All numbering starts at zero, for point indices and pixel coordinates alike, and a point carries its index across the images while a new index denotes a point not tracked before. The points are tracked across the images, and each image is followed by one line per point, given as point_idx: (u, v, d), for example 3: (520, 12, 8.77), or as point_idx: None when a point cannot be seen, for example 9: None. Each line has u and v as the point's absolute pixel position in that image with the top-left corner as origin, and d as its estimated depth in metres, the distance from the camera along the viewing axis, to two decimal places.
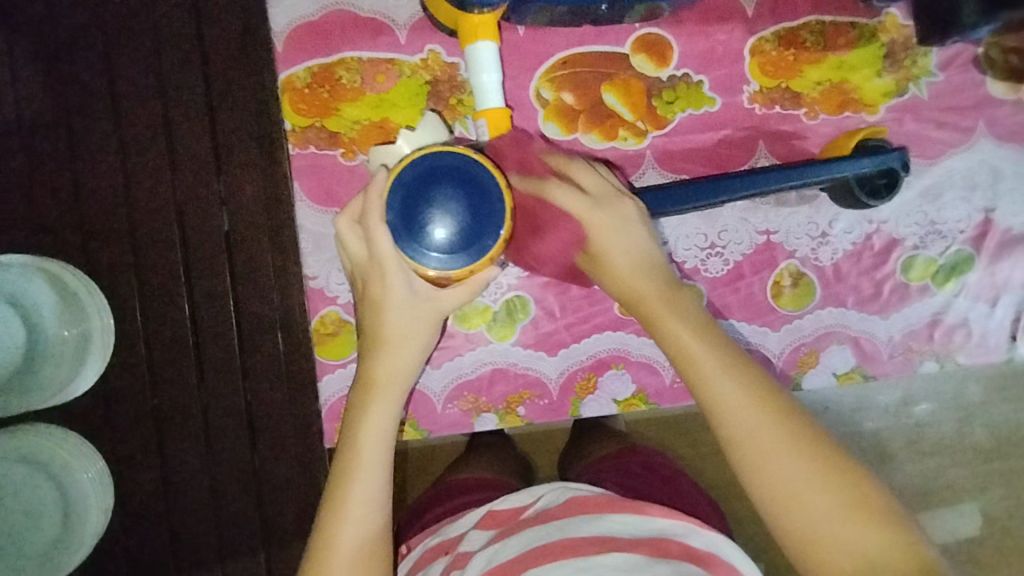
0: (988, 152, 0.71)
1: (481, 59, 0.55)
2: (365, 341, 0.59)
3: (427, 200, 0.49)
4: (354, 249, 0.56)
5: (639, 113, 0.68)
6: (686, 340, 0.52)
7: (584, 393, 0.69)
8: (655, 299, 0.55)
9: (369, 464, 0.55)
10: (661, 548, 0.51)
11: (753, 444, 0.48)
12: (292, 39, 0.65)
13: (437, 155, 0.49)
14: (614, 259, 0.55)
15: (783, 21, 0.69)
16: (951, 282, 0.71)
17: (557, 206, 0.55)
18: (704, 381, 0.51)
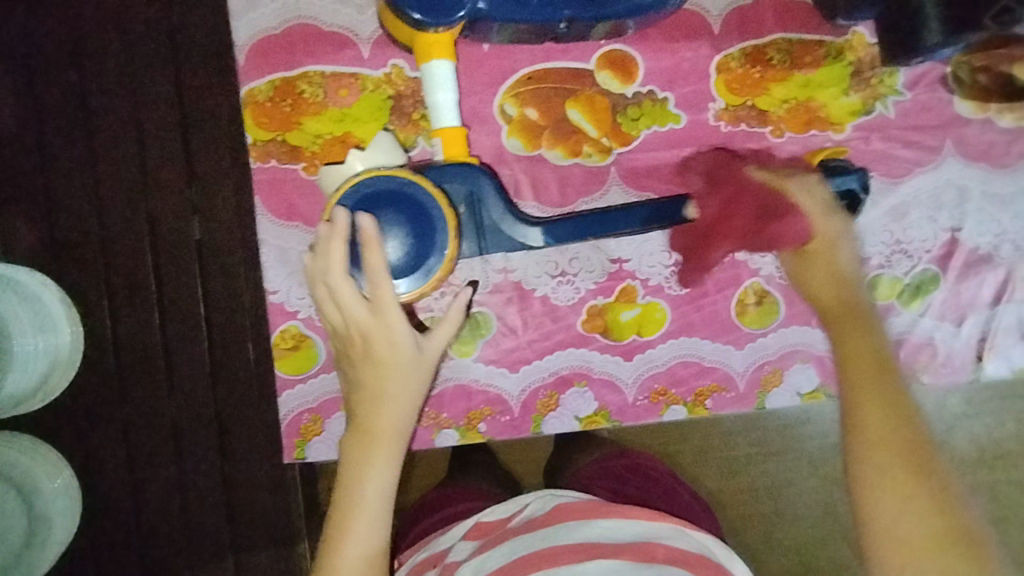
0: (955, 172, 0.71)
1: (436, 78, 0.55)
2: (360, 396, 0.57)
3: (370, 226, 0.54)
4: (342, 303, 0.54)
5: (603, 130, 0.68)
6: (861, 345, 0.58)
7: (547, 410, 0.68)
8: (850, 306, 0.61)
9: (369, 516, 0.55)
10: (647, 554, 0.54)
11: (873, 435, 0.52)
12: (255, 53, 0.65)
13: (375, 182, 0.54)
14: (827, 257, 0.62)
15: (749, 38, 0.68)
16: (916, 301, 0.71)
17: (790, 204, 0.61)
18: (858, 381, 0.55)
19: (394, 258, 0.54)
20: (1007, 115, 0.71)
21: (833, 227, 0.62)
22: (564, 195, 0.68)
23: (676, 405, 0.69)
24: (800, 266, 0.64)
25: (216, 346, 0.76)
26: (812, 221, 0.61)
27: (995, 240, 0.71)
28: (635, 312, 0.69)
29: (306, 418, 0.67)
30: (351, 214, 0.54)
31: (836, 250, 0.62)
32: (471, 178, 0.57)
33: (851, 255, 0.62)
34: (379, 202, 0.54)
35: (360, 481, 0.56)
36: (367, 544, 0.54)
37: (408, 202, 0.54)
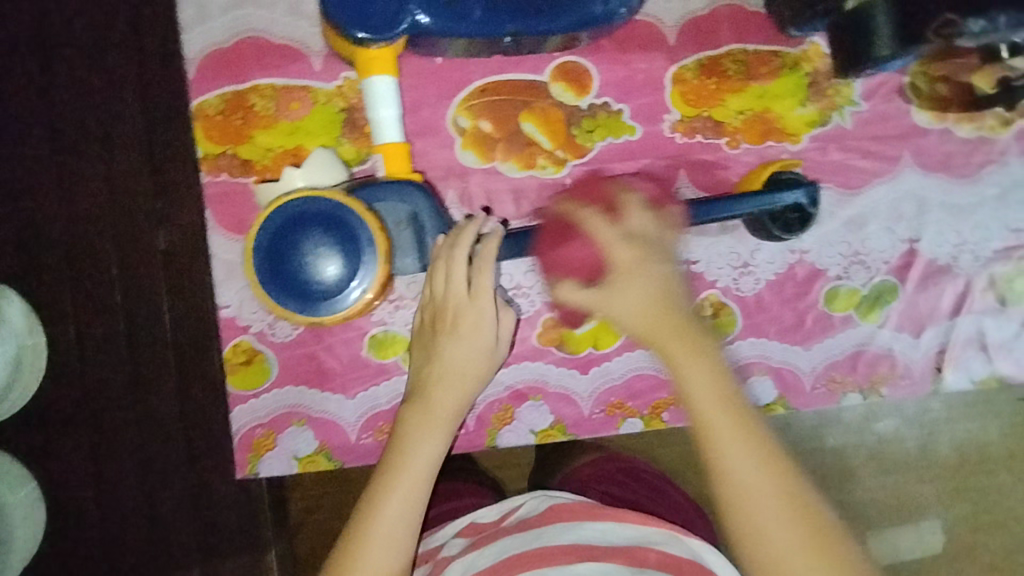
0: (914, 182, 0.70)
1: (379, 96, 0.56)
2: (436, 371, 0.59)
3: (301, 246, 0.54)
4: (446, 280, 0.58)
5: (558, 142, 0.67)
6: (701, 394, 0.51)
7: (501, 424, 0.68)
8: (675, 338, 0.53)
9: (413, 482, 0.55)
10: (638, 558, 0.53)
11: (745, 492, 0.48)
12: (205, 66, 0.65)
13: (297, 202, 0.54)
14: (639, 292, 0.55)
15: (704, 49, 0.68)
16: (874, 313, 0.71)
17: (596, 237, 0.58)
18: (717, 445, 0.50)
19: (336, 271, 0.55)
20: (966, 125, 0.70)
21: (625, 256, 0.56)
22: (518, 208, 0.67)
23: (632, 418, 0.69)
24: (603, 299, 0.56)
25: (183, 361, 0.75)
26: (609, 252, 0.57)
27: (955, 250, 0.71)
28: (590, 325, 0.69)
29: (259, 433, 0.67)
30: (277, 233, 0.55)
31: (644, 276, 0.55)
32: (407, 196, 0.58)
33: (658, 276, 0.55)
34: (306, 221, 0.54)
35: (416, 440, 0.57)
36: (405, 509, 0.54)
37: (333, 219, 0.54)
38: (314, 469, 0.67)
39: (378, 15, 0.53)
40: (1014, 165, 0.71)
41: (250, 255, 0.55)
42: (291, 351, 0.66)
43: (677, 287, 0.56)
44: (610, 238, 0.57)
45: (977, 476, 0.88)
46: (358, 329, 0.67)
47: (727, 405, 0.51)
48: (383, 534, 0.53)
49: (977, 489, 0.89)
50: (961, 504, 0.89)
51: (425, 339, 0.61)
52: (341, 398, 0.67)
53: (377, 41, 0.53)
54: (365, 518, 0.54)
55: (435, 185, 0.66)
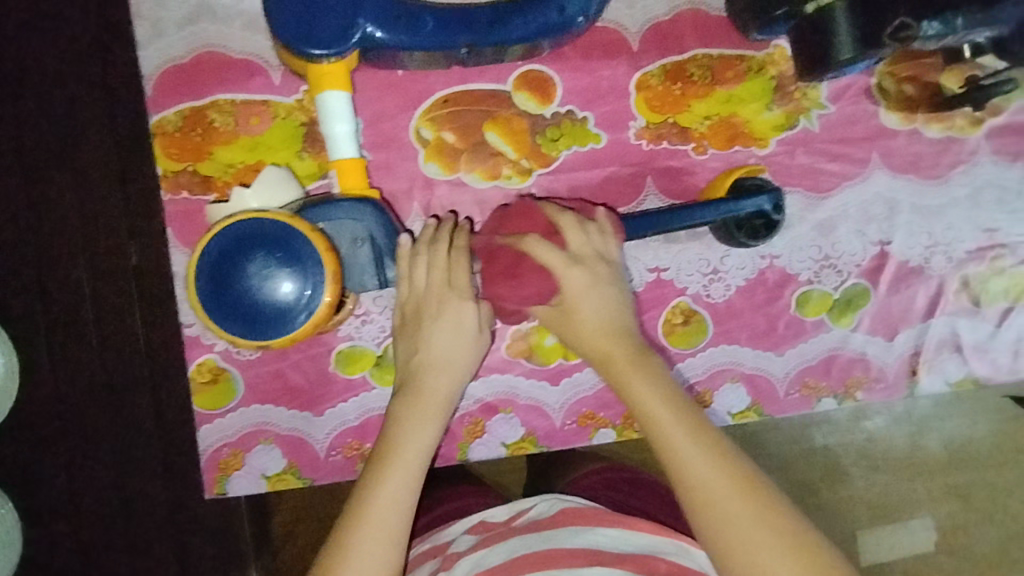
0: (884, 185, 0.69)
1: (333, 111, 0.55)
2: (420, 362, 0.60)
3: (245, 271, 0.52)
4: (425, 272, 0.59)
5: (523, 151, 0.66)
6: (651, 404, 0.56)
7: (472, 438, 0.68)
8: (626, 360, 0.59)
9: (404, 472, 0.56)
10: (648, 566, 0.56)
11: (701, 490, 0.52)
12: (163, 82, 0.64)
13: (236, 226, 0.52)
14: (584, 317, 0.60)
15: (669, 55, 0.67)
16: (846, 317, 0.70)
17: (535, 259, 0.59)
18: (671, 452, 0.54)
19: (287, 290, 0.52)
20: (935, 125, 0.70)
21: (576, 280, 0.59)
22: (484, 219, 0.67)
23: (604, 428, 0.69)
24: (563, 325, 0.61)
25: (143, 390, 0.72)
26: (563, 279, 0.59)
27: (927, 251, 0.70)
28: None
29: (226, 453, 0.66)
30: (222, 256, 0.52)
31: (587, 302, 0.60)
32: (360, 215, 0.56)
33: (611, 300, 0.60)
34: (249, 245, 0.52)
35: (405, 434, 0.58)
36: (398, 497, 0.55)
37: (274, 239, 0.52)
38: (283, 488, 0.66)
39: (328, 31, 0.53)
40: (983, 165, 0.70)
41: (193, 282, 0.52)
42: (257, 369, 0.66)
43: (627, 310, 0.61)
44: (560, 263, 0.59)
45: (965, 471, 0.89)
46: (324, 345, 0.66)
47: (675, 411, 0.56)
48: (376, 522, 0.54)
49: (957, 487, 0.88)
50: (950, 501, 0.89)
51: (407, 334, 0.61)
52: (309, 415, 0.66)
53: (328, 58, 0.53)
54: (357, 511, 0.55)
55: (399, 198, 0.66)
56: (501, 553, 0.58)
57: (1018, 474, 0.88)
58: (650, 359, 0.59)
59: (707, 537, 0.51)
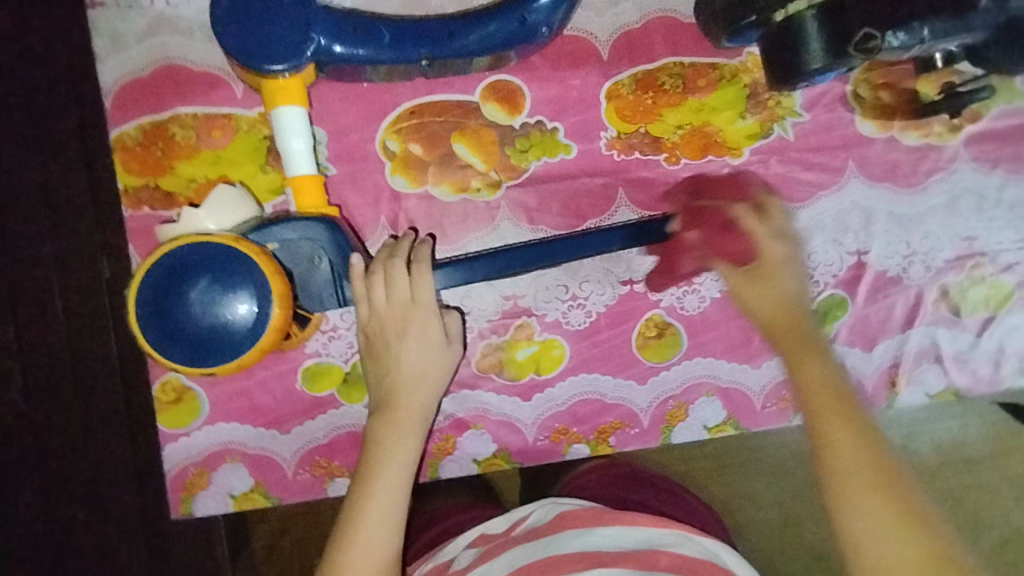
0: (860, 193, 0.68)
1: (289, 126, 0.54)
2: (392, 379, 0.58)
3: (185, 301, 0.50)
4: (385, 289, 0.56)
5: (492, 163, 0.65)
6: (815, 376, 0.58)
7: (443, 455, 0.67)
8: (789, 334, 0.61)
9: (389, 489, 0.55)
10: (650, 562, 0.52)
11: (845, 461, 0.52)
12: (123, 96, 0.62)
13: (170, 255, 0.50)
14: (774, 284, 0.62)
15: (639, 63, 0.66)
16: (824, 327, 0.69)
17: (738, 228, 0.61)
18: (820, 412, 0.55)
19: (231, 314, 0.50)
20: (912, 133, 0.68)
21: (779, 253, 0.62)
22: (452, 232, 0.65)
23: (578, 443, 0.68)
24: (747, 285, 0.63)
25: (114, 411, 0.71)
26: (762, 248, 0.62)
27: (905, 261, 0.69)
28: (531, 350, 0.67)
29: (191, 472, 0.65)
30: (162, 284, 0.50)
31: (783, 274, 0.62)
32: (311, 233, 0.55)
33: (796, 279, 0.62)
34: (186, 274, 0.50)
35: (388, 456, 0.56)
36: (389, 514, 0.55)
37: (208, 263, 0.50)
38: (250, 507, 0.65)
39: (285, 45, 0.52)
40: (962, 172, 0.68)
41: (136, 321, 0.50)
42: (222, 388, 0.65)
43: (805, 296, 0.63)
44: (767, 236, 0.61)
45: (962, 474, 0.87)
46: (291, 362, 0.65)
47: (831, 387, 0.57)
48: (368, 539, 0.53)
49: (946, 493, 0.87)
50: (945, 504, 0.87)
51: (375, 352, 0.59)
52: (276, 434, 0.65)
53: (285, 72, 0.53)
54: (348, 529, 0.54)
55: (365, 211, 0.64)
56: (501, 565, 0.56)
57: (1005, 482, 0.87)
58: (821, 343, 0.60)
59: (835, 497, 0.52)
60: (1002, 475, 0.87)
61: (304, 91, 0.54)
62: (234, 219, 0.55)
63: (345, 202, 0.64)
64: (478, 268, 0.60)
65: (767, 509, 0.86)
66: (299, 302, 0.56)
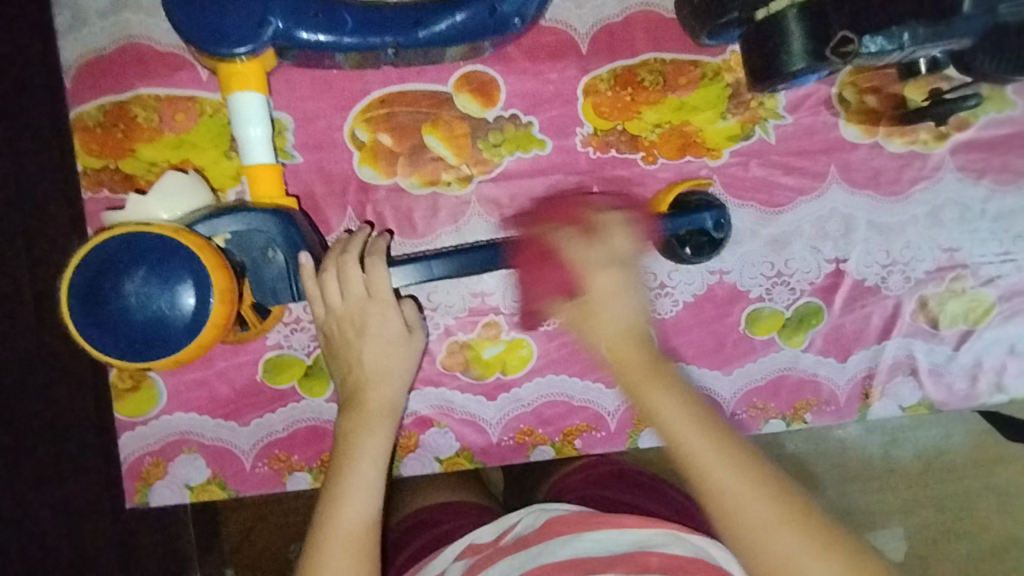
0: (841, 200, 0.66)
1: (246, 112, 0.54)
2: (354, 376, 0.56)
3: (119, 292, 0.49)
4: (339, 286, 0.56)
5: (463, 156, 0.63)
6: (676, 421, 0.50)
7: (405, 452, 0.66)
8: (642, 372, 0.53)
9: (361, 489, 0.52)
10: (640, 564, 0.49)
11: (728, 503, 0.48)
12: (83, 75, 0.61)
13: (107, 244, 0.49)
14: (609, 317, 0.54)
15: (619, 58, 0.64)
16: (798, 335, 0.67)
17: (563, 257, 0.57)
18: (689, 456, 0.49)
19: (168, 306, 0.49)
20: (898, 139, 0.66)
21: (608, 280, 0.55)
22: (421, 226, 0.64)
23: (543, 445, 0.66)
24: (582, 316, 0.56)
25: None
26: (581, 276, 0.55)
27: (884, 270, 0.67)
28: (497, 349, 0.66)
29: (148, 462, 0.64)
30: (93, 276, 0.49)
31: (619, 304, 0.55)
32: (263, 224, 0.54)
33: (635, 304, 0.55)
34: (122, 265, 0.49)
35: (353, 458, 0.53)
36: (361, 519, 0.51)
37: (147, 255, 0.49)
38: (207, 499, 0.64)
39: (236, 29, 0.51)
40: (947, 181, 0.67)
41: (70, 313, 0.49)
42: (181, 378, 0.63)
43: (645, 320, 0.55)
44: (587, 262, 0.55)
45: (942, 484, 0.86)
46: (251, 354, 0.63)
47: (699, 428, 0.50)
48: (342, 542, 0.50)
49: (925, 502, 0.86)
50: (923, 513, 0.86)
51: (336, 352, 0.57)
52: (234, 425, 0.64)
53: (241, 56, 0.52)
54: (322, 533, 0.50)
55: (331, 202, 0.63)
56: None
57: (982, 495, 0.86)
58: (669, 371, 0.52)
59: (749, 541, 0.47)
60: (979, 487, 0.86)
61: (264, 77, 0.54)
62: (190, 204, 0.55)
63: (311, 192, 0.63)
64: (435, 267, 0.58)
65: None
66: (254, 295, 0.55)
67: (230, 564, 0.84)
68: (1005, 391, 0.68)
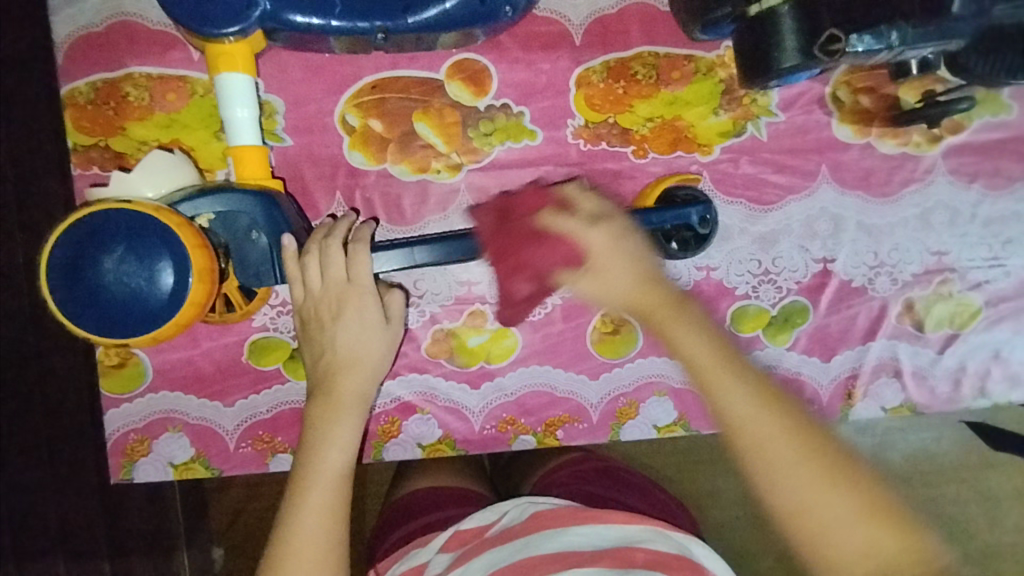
0: (831, 200, 0.66)
1: (234, 93, 0.55)
2: (327, 363, 0.57)
3: (99, 267, 0.49)
4: (320, 271, 0.56)
5: (452, 144, 0.63)
6: (692, 351, 0.51)
7: (388, 437, 0.66)
8: (665, 311, 0.52)
9: (329, 477, 0.53)
10: (625, 559, 0.49)
11: (771, 452, 0.47)
12: (75, 51, 0.61)
13: (88, 220, 0.49)
14: (615, 271, 0.53)
15: (612, 51, 0.64)
16: (783, 334, 0.67)
17: (556, 227, 0.54)
18: (731, 399, 0.48)
19: (148, 283, 0.49)
20: (890, 141, 0.66)
21: (600, 239, 0.54)
22: (409, 213, 0.64)
23: (525, 435, 0.67)
24: (594, 286, 0.54)
25: None
26: (581, 243, 0.54)
27: (871, 272, 0.67)
28: (482, 338, 0.66)
29: (132, 439, 0.64)
30: (72, 252, 0.49)
31: (621, 260, 0.53)
32: (245, 205, 0.54)
33: (642, 249, 0.54)
34: (102, 241, 0.49)
35: (324, 444, 0.54)
36: (328, 507, 0.52)
37: (127, 231, 0.49)
38: (190, 477, 0.64)
39: (224, 9, 0.51)
40: (938, 185, 0.66)
41: (50, 287, 0.49)
42: (167, 356, 0.64)
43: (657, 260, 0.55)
44: (578, 228, 0.54)
45: (931, 486, 0.85)
46: (237, 335, 0.64)
47: (719, 357, 0.50)
48: (307, 534, 0.51)
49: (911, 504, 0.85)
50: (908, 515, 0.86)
51: (311, 335, 0.58)
52: (219, 405, 0.64)
53: (231, 36, 0.52)
54: (288, 526, 0.51)
55: (320, 186, 0.63)
56: (477, 569, 0.52)
57: (966, 499, 0.85)
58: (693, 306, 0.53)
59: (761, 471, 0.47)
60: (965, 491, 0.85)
61: (252, 57, 0.55)
62: (176, 183, 0.56)
63: (300, 176, 0.63)
64: (418, 254, 0.58)
65: (731, 510, 0.85)
66: (237, 277, 0.56)
67: (219, 544, 0.85)
68: (988, 396, 0.68)
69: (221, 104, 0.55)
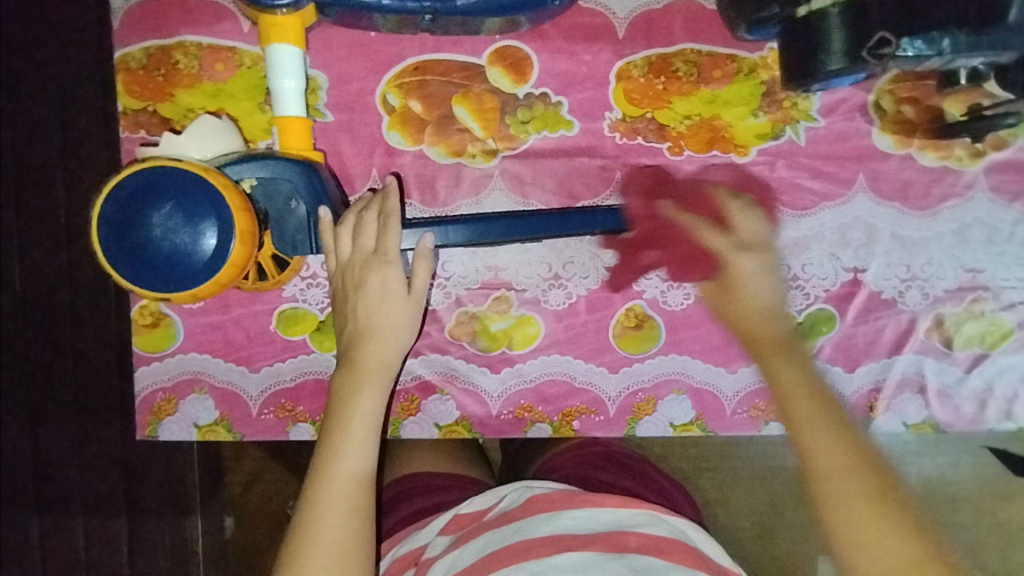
0: (865, 210, 0.66)
1: (282, 64, 0.56)
2: (351, 332, 0.57)
3: (146, 223, 0.51)
4: (351, 238, 0.57)
5: (490, 130, 0.64)
6: (786, 378, 0.58)
7: (405, 415, 0.67)
8: (775, 342, 0.61)
9: (353, 442, 0.53)
10: (618, 543, 0.50)
11: (829, 473, 0.52)
12: (131, 17, 0.62)
13: (141, 175, 0.51)
14: (749, 301, 0.62)
15: (656, 46, 0.64)
16: (807, 341, 0.66)
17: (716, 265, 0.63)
18: (794, 413, 0.56)
19: (192, 241, 0.51)
20: (930, 153, 0.65)
21: (745, 265, 0.61)
22: (443, 195, 0.64)
23: (541, 423, 0.67)
24: (729, 305, 0.63)
25: (80, 337, 0.71)
26: (727, 264, 0.61)
27: (903, 284, 0.66)
28: (505, 324, 0.67)
29: (160, 397, 0.66)
30: (122, 207, 0.51)
31: (756, 287, 0.61)
32: (288, 173, 0.56)
33: (773, 275, 0.62)
34: (150, 196, 0.51)
35: (349, 410, 0.54)
36: (357, 470, 0.52)
37: (176, 188, 0.51)
38: (212, 439, 0.66)
39: None
40: (977, 201, 0.65)
41: (99, 241, 0.51)
42: (199, 319, 0.66)
43: (785, 301, 0.63)
44: (726, 249, 0.61)
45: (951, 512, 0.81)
46: (267, 304, 0.65)
47: (802, 380, 0.58)
48: (337, 492, 0.51)
49: None
50: None
51: (340, 304, 0.59)
52: (244, 370, 0.66)
53: (283, 8, 0.54)
54: (316, 490, 0.51)
55: (356, 163, 0.64)
56: (469, 554, 0.53)
57: (988, 529, 0.81)
58: (799, 348, 0.60)
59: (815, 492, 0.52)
60: (985, 522, 0.81)
61: (302, 30, 0.56)
62: (219, 150, 0.57)
63: (339, 152, 0.64)
64: (451, 234, 0.60)
65: (739, 518, 0.83)
66: (275, 245, 0.57)
67: (229, 513, 0.81)
68: (1013, 419, 0.67)
69: (270, 75, 0.57)
